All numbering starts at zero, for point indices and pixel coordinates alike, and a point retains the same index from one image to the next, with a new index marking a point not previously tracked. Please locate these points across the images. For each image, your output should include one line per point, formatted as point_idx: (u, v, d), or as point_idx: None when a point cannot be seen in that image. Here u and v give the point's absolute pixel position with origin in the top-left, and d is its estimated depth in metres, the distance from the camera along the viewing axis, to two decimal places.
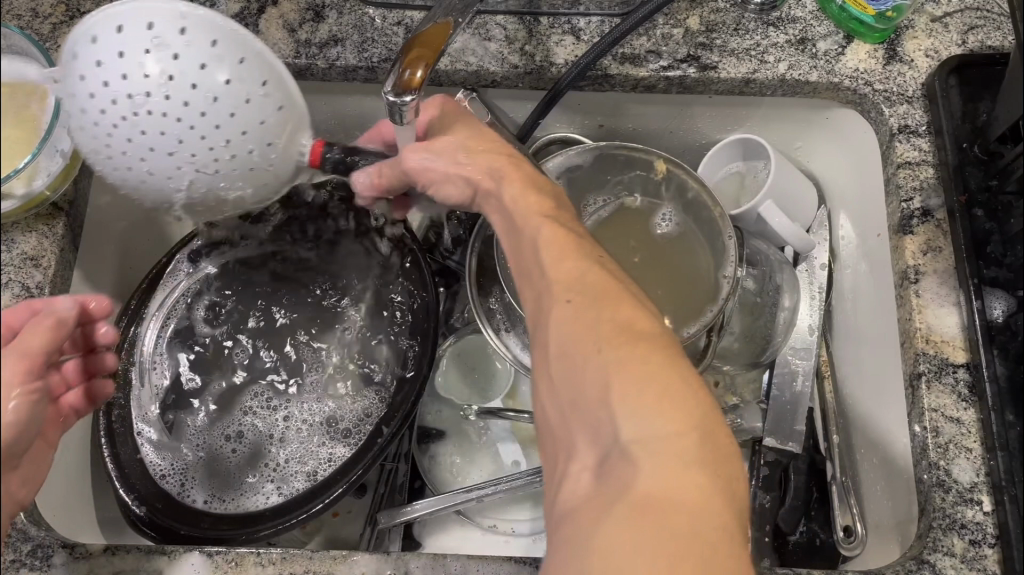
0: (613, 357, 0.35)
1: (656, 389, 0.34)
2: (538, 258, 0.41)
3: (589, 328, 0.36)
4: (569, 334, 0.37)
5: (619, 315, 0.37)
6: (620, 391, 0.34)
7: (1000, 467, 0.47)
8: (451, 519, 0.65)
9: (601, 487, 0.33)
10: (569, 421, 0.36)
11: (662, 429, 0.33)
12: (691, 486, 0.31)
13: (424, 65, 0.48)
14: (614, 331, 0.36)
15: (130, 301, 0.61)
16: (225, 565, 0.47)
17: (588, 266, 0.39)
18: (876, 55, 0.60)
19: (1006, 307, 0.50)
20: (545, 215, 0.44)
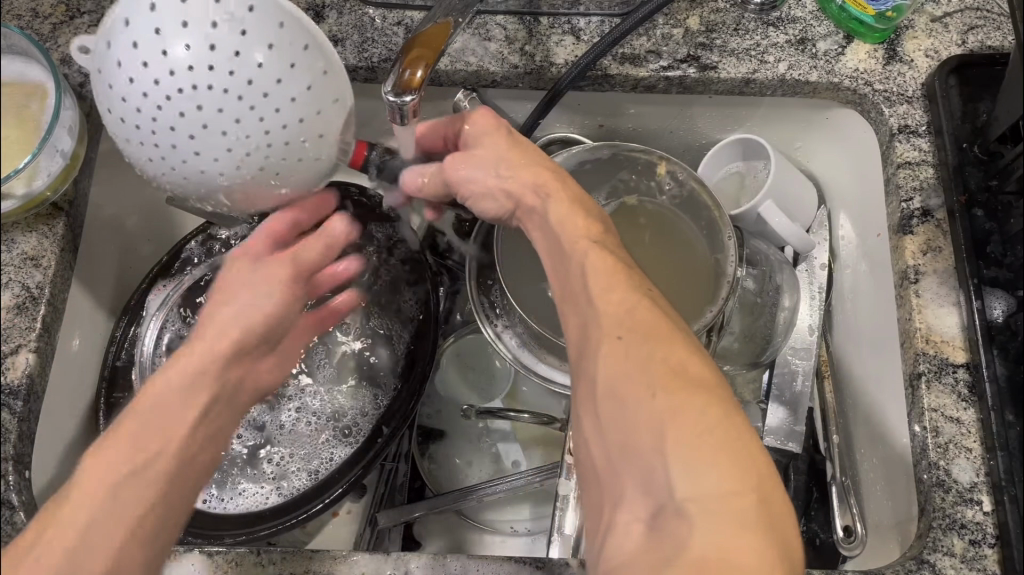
0: (663, 402, 0.35)
1: (712, 441, 0.34)
2: (585, 290, 0.42)
3: (634, 367, 0.37)
4: (618, 375, 0.38)
5: (671, 358, 0.37)
6: (675, 440, 0.34)
7: (1000, 467, 0.47)
8: (451, 519, 0.65)
9: (655, 540, 0.33)
10: (614, 462, 0.37)
11: (717, 483, 0.33)
12: (746, 543, 0.32)
13: (424, 65, 0.48)
14: (667, 375, 0.36)
15: (131, 300, 0.62)
16: (225, 565, 0.47)
17: (638, 303, 0.40)
18: (876, 55, 0.60)
19: (1006, 307, 0.50)
20: (592, 241, 0.44)
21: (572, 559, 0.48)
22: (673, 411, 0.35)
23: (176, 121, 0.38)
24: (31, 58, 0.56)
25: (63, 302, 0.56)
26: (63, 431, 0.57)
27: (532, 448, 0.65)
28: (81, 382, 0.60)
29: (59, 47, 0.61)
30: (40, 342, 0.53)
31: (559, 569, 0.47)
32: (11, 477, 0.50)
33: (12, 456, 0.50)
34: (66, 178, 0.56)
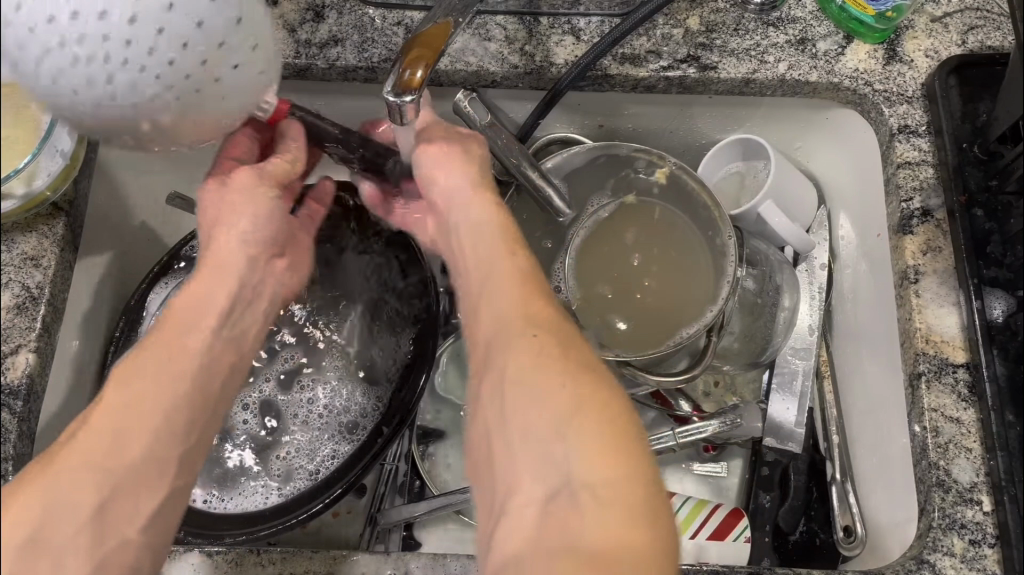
0: (572, 399, 0.35)
1: (614, 441, 0.34)
2: (499, 291, 0.41)
3: (549, 370, 0.36)
4: (527, 363, 0.37)
5: (580, 355, 0.37)
6: (578, 437, 0.34)
7: (1000, 467, 0.47)
8: (450, 519, 0.64)
9: (546, 529, 0.34)
10: (518, 454, 0.36)
11: (612, 481, 0.34)
12: (635, 543, 0.33)
13: (424, 65, 0.48)
14: (580, 369, 0.36)
15: (131, 302, 0.62)
16: (225, 565, 0.47)
17: (552, 303, 0.40)
18: (876, 55, 0.60)
19: (1006, 307, 0.50)
20: (517, 245, 0.44)
21: None
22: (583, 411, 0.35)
23: (89, 70, 0.39)
24: None
25: (63, 302, 0.56)
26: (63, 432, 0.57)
27: None
28: (81, 383, 0.60)
29: None
30: (40, 342, 0.53)
31: None
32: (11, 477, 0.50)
33: (12, 456, 0.50)
34: (66, 178, 0.56)
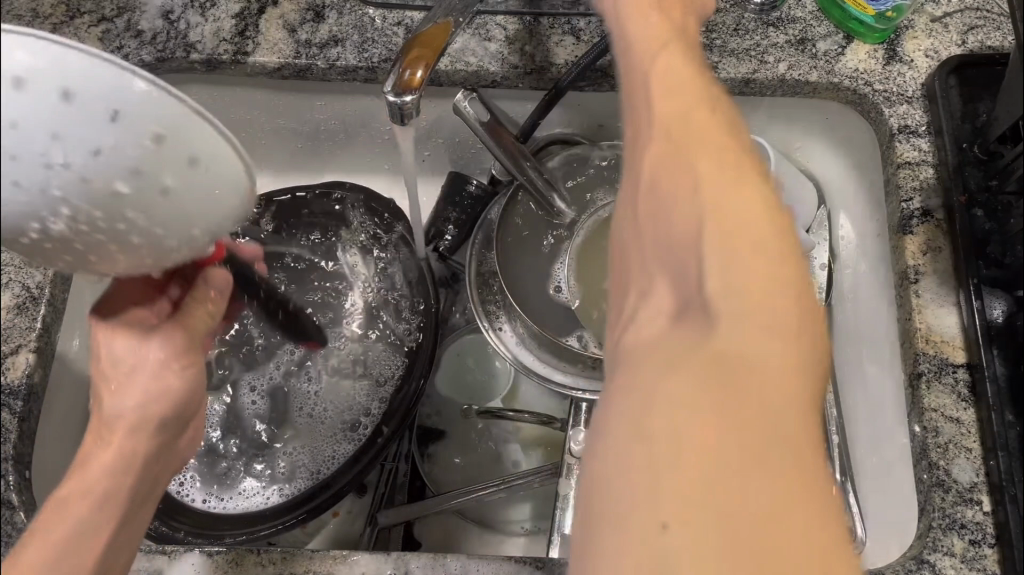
0: (716, 278, 0.28)
1: (778, 378, 0.27)
2: (692, 162, 0.31)
3: (673, 134, 0.32)
4: (675, 236, 0.31)
5: (767, 256, 0.28)
6: (741, 351, 0.27)
7: (1000, 467, 0.47)
8: (450, 519, 0.65)
9: (682, 462, 0.26)
10: (644, 339, 0.30)
11: (785, 426, 0.26)
12: (787, 497, 0.25)
13: (425, 65, 0.48)
14: (755, 269, 0.28)
15: None
16: (225, 565, 0.47)
17: (756, 185, 0.30)
18: (876, 56, 0.60)
19: (1006, 307, 0.50)
20: (703, 108, 0.33)
21: None
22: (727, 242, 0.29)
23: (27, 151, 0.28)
24: None
25: (63, 302, 0.56)
26: (64, 432, 0.57)
27: (533, 448, 0.65)
28: (81, 383, 0.59)
29: None
30: (40, 342, 0.53)
31: (559, 569, 0.47)
32: (11, 477, 0.50)
33: (12, 456, 0.50)
34: None
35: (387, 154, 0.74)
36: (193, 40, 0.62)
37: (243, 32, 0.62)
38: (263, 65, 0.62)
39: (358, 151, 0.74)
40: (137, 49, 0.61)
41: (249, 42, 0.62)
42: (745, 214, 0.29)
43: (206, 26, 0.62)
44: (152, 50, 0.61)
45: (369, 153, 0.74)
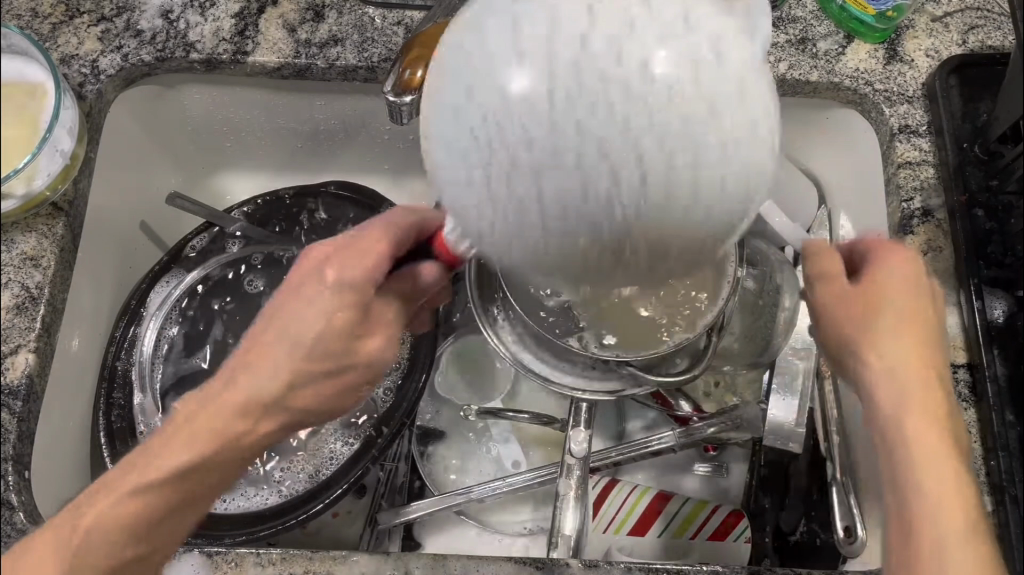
0: (921, 427, 0.42)
1: (930, 453, 0.41)
2: (860, 345, 0.44)
3: (869, 306, 0.44)
4: (900, 396, 0.42)
5: (925, 392, 0.42)
6: (929, 454, 0.41)
7: (1000, 467, 0.47)
8: (451, 519, 0.65)
9: (912, 529, 0.40)
10: (879, 435, 0.43)
11: (933, 489, 0.40)
12: (950, 524, 0.39)
13: (425, 64, 0.48)
14: (924, 403, 0.42)
15: (131, 301, 0.62)
16: (224, 565, 0.47)
17: (910, 344, 0.43)
18: (876, 55, 0.60)
19: (1006, 308, 0.50)
20: (870, 307, 0.44)
21: (572, 559, 0.48)
22: (922, 399, 0.42)
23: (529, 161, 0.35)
24: (30, 58, 0.56)
25: (62, 302, 0.56)
26: (64, 432, 0.57)
27: (533, 448, 0.65)
28: (81, 383, 0.59)
29: (58, 47, 0.61)
30: (40, 342, 0.53)
31: (559, 569, 0.47)
32: (11, 477, 0.49)
33: (12, 457, 0.50)
34: (66, 178, 0.56)
35: (387, 154, 0.74)
36: (193, 40, 0.62)
37: (243, 31, 0.62)
38: (263, 65, 0.62)
39: (358, 151, 0.74)
40: (136, 49, 0.61)
41: (249, 42, 0.62)
42: (899, 387, 0.42)
43: (206, 25, 0.62)
44: (152, 50, 0.61)
45: (369, 153, 0.74)
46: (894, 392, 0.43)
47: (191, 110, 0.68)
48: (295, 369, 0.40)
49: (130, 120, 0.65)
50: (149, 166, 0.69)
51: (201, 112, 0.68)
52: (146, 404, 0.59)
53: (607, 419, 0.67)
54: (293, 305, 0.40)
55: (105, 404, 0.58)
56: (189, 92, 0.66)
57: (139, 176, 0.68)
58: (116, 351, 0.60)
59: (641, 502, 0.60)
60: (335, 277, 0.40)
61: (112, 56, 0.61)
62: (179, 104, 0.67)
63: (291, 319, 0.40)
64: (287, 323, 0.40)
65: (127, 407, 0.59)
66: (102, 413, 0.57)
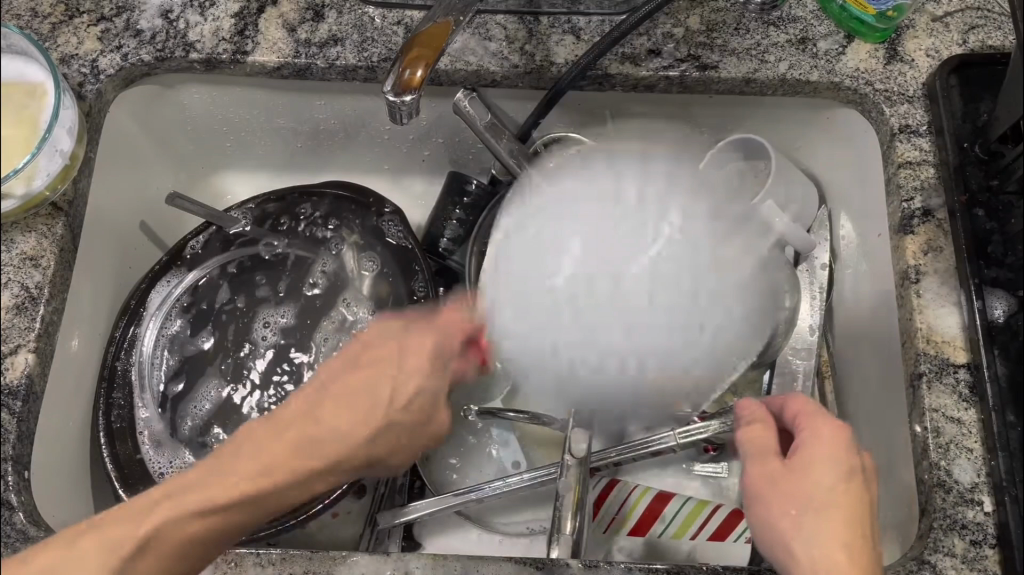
0: (813, 531, 0.43)
1: (839, 531, 0.43)
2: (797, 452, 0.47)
3: (788, 477, 0.46)
4: (825, 476, 0.45)
5: (835, 484, 0.44)
6: (827, 527, 0.43)
7: (1000, 467, 0.47)
8: (451, 519, 0.65)
9: None
10: (780, 513, 0.45)
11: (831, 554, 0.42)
12: None
13: (424, 64, 0.48)
14: (833, 492, 0.44)
15: (130, 301, 0.61)
16: (224, 565, 0.47)
17: (832, 458, 0.46)
18: (876, 55, 0.60)
19: (1007, 308, 0.50)
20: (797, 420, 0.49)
21: (573, 559, 0.48)
22: (821, 504, 0.44)
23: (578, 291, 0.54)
24: (30, 57, 0.56)
25: (62, 302, 0.56)
26: (64, 432, 0.57)
27: (533, 449, 0.65)
28: (80, 383, 0.59)
29: (58, 47, 0.61)
30: (40, 342, 0.53)
31: (559, 569, 0.47)
32: (11, 477, 0.50)
33: (12, 456, 0.50)
34: (65, 178, 0.56)
35: (387, 154, 0.74)
36: (193, 40, 0.62)
37: (242, 31, 0.62)
38: (262, 65, 0.61)
39: (357, 151, 0.74)
40: (136, 49, 0.61)
41: (249, 42, 0.62)
42: (820, 478, 0.45)
43: (206, 25, 0.62)
44: (152, 50, 0.61)
45: (369, 153, 0.74)
46: (786, 494, 0.45)
47: (191, 110, 0.68)
48: (372, 412, 0.52)
49: (129, 120, 0.65)
50: (148, 166, 0.69)
51: (201, 112, 0.68)
52: (145, 405, 0.59)
53: None
54: (381, 339, 0.55)
55: (104, 403, 0.58)
56: (189, 91, 0.66)
57: (138, 175, 0.67)
58: (115, 352, 0.60)
59: (641, 502, 0.60)
60: (431, 346, 0.55)
61: (112, 56, 0.61)
62: (179, 104, 0.67)
63: (357, 374, 0.53)
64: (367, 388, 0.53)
65: (127, 407, 0.59)
66: (101, 413, 0.57)
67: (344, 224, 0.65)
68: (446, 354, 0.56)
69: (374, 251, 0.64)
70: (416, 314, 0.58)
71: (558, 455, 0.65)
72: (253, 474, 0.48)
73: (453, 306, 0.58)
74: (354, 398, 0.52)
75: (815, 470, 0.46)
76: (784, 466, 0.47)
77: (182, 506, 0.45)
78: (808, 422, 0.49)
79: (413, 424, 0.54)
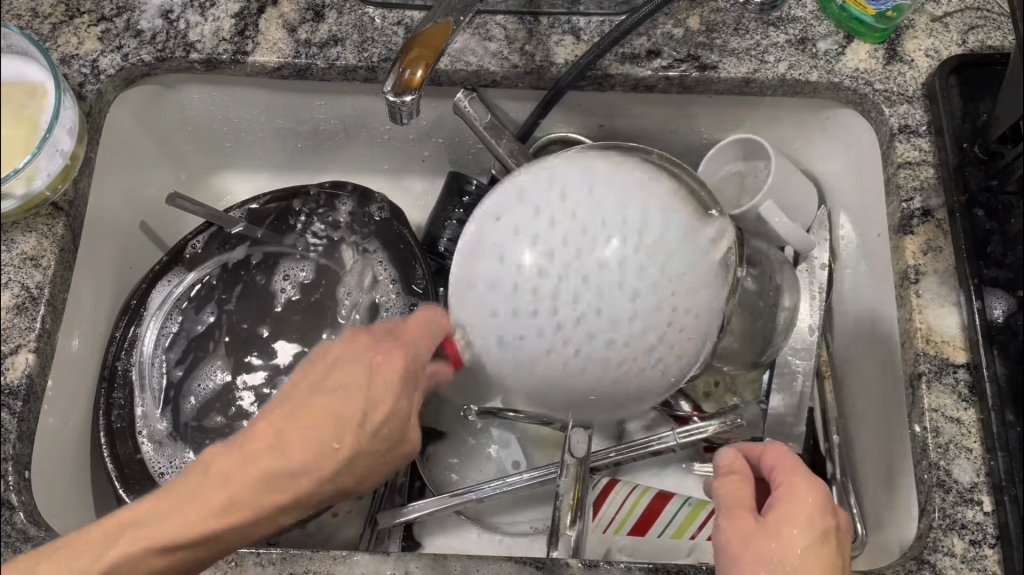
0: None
1: None
2: (774, 511, 0.47)
3: (762, 538, 0.45)
4: (793, 542, 0.45)
5: (807, 552, 0.44)
6: None
7: (1000, 467, 0.47)
8: (451, 519, 0.65)
9: None
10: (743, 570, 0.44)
11: None
12: None
13: (425, 64, 0.48)
14: (804, 559, 0.44)
15: (131, 301, 0.61)
16: (225, 565, 0.47)
17: (808, 524, 0.45)
18: (876, 55, 0.60)
19: (1006, 307, 0.50)
20: (782, 478, 0.48)
21: (573, 559, 0.48)
22: (792, 569, 0.44)
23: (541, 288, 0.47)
24: (31, 58, 0.56)
25: (62, 302, 0.56)
26: (64, 432, 0.57)
27: (533, 448, 0.65)
28: (81, 383, 0.59)
29: (59, 47, 0.61)
30: (40, 342, 0.53)
31: (559, 570, 0.47)
32: (11, 477, 0.50)
33: (12, 456, 0.50)
34: (66, 178, 0.56)
35: (387, 154, 0.74)
36: (193, 40, 0.62)
37: (242, 31, 0.62)
38: (262, 65, 0.62)
39: (357, 151, 0.74)
40: (136, 49, 0.61)
41: (249, 42, 0.62)
42: (793, 543, 0.45)
43: (206, 25, 0.62)
44: (152, 50, 0.61)
45: (369, 153, 0.74)
46: (759, 557, 0.44)
47: (191, 111, 0.68)
48: (340, 430, 0.46)
49: (130, 120, 0.65)
50: (148, 166, 0.69)
51: (201, 112, 0.68)
52: (146, 405, 0.59)
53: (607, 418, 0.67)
54: (342, 366, 0.48)
55: (105, 403, 0.58)
56: (189, 92, 0.66)
57: (138, 176, 0.67)
58: (115, 352, 0.60)
59: (641, 502, 0.60)
60: (390, 367, 0.48)
61: (113, 56, 0.61)
62: (179, 104, 0.67)
63: (337, 375, 0.47)
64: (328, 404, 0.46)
65: (127, 407, 0.59)
66: (101, 413, 0.57)
67: (344, 223, 0.65)
68: (417, 368, 0.49)
69: (374, 251, 0.64)
70: (379, 329, 0.50)
71: (558, 455, 0.65)
72: (224, 502, 0.43)
73: (413, 317, 0.51)
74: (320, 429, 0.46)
75: (788, 532, 0.45)
76: (759, 523, 0.46)
77: (143, 540, 0.42)
78: (785, 479, 0.48)
79: (379, 449, 0.47)
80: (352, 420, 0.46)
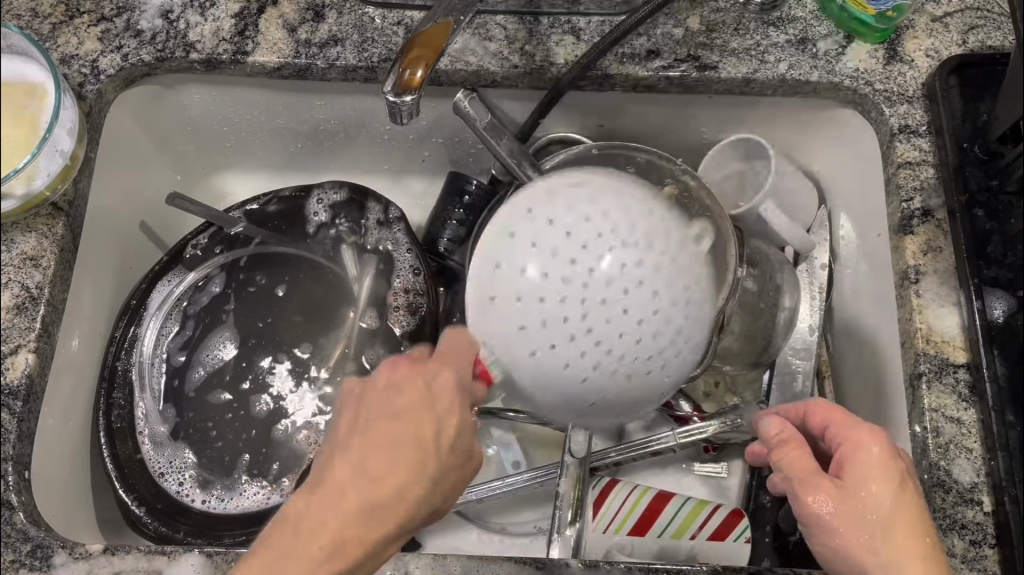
0: (889, 555, 0.43)
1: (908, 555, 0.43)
2: (849, 473, 0.46)
3: (845, 503, 0.45)
4: (880, 500, 0.45)
5: (897, 506, 0.44)
6: (896, 550, 0.43)
7: (1000, 467, 0.47)
8: (450, 519, 0.65)
9: None
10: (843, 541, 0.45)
11: None
12: None
13: (425, 64, 0.48)
14: (897, 514, 0.44)
15: (131, 301, 0.61)
16: (225, 565, 0.47)
17: (886, 478, 0.45)
18: (876, 55, 0.60)
19: (1006, 308, 0.51)
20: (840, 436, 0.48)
21: (573, 560, 0.48)
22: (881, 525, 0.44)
23: None
24: (30, 57, 0.56)
25: (62, 302, 0.56)
26: (64, 432, 0.57)
27: (533, 449, 0.66)
28: (81, 383, 0.59)
29: (59, 47, 0.61)
30: (40, 342, 0.53)
31: (559, 570, 0.47)
32: (11, 477, 0.50)
33: (12, 456, 0.50)
34: (66, 178, 0.56)
35: (387, 154, 0.74)
36: (193, 40, 0.62)
37: (243, 31, 0.62)
38: (263, 65, 0.61)
39: (358, 151, 0.74)
40: (136, 49, 0.61)
41: (249, 42, 0.62)
42: (878, 503, 0.45)
43: (206, 25, 0.62)
44: (152, 50, 0.61)
45: (369, 153, 0.74)
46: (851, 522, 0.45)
47: (191, 110, 0.68)
48: (424, 454, 0.44)
49: (130, 121, 0.65)
50: (148, 166, 0.69)
51: (201, 112, 0.68)
52: (146, 404, 0.59)
53: (607, 418, 0.67)
54: (390, 393, 0.46)
55: (104, 403, 0.58)
56: (189, 91, 0.66)
57: (138, 176, 0.67)
58: (116, 351, 0.60)
59: (642, 501, 0.60)
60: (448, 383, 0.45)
61: (113, 56, 0.61)
62: (179, 104, 0.67)
63: (388, 412, 0.45)
64: (384, 422, 0.45)
65: (127, 407, 0.58)
66: (101, 413, 0.57)
67: (344, 224, 0.65)
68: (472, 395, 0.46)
69: (375, 252, 0.64)
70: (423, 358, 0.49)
71: (558, 454, 0.65)
72: (335, 541, 0.42)
73: (437, 370, 0.46)
74: (381, 459, 0.44)
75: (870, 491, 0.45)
76: (836, 483, 0.46)
77: None
78: (846, 437, 0.47)
79: (458, 463, 0.46)
80: (422, 447, 0.44)
